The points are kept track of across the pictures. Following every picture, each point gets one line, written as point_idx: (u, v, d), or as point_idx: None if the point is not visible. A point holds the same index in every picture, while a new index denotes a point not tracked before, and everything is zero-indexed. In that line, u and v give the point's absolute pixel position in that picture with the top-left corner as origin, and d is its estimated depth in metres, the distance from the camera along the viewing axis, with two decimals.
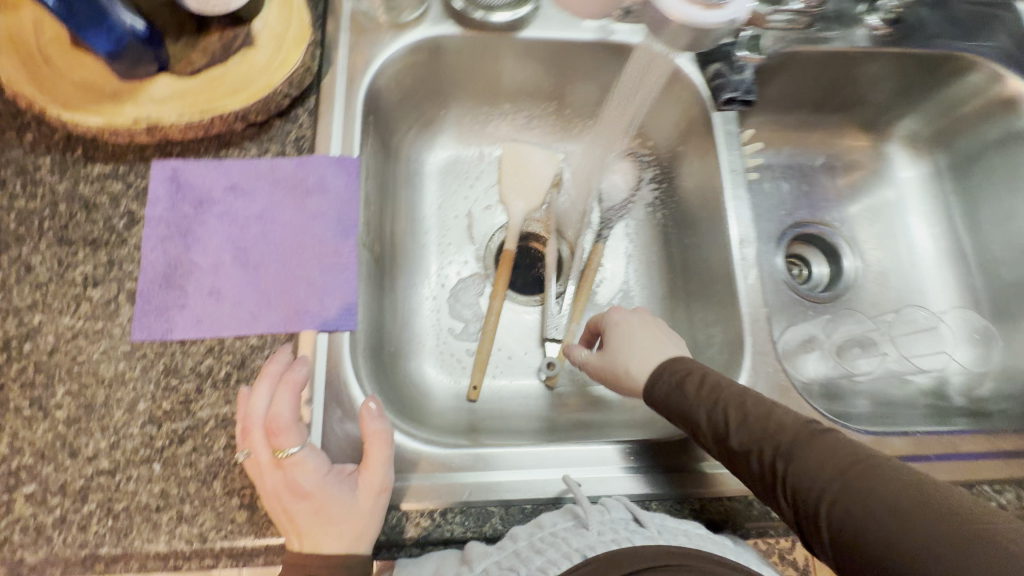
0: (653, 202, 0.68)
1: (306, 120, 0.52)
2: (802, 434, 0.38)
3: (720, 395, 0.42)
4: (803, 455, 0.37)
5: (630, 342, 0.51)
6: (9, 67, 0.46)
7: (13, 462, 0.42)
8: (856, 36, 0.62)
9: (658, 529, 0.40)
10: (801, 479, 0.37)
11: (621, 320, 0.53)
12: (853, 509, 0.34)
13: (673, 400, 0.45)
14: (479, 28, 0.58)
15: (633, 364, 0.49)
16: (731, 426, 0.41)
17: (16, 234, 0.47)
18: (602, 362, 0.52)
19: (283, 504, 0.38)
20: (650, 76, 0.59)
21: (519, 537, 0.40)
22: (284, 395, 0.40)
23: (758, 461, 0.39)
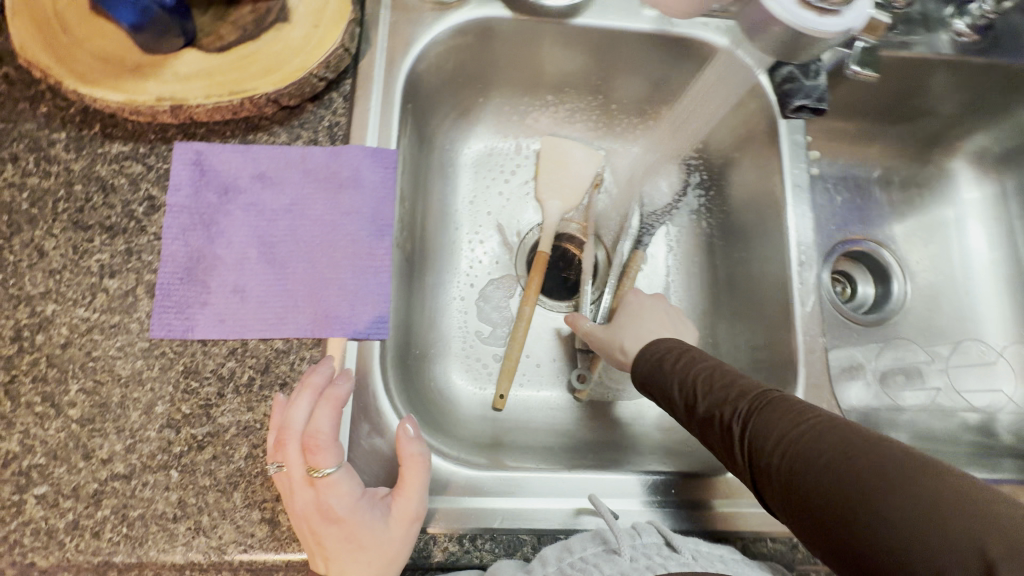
0: (698, 210, 0.63)
1: (341, 106, 0.48)
2: (760, 396, 0.39)
3: (694, 366, 0.44)
4: (763, 412, 0.37)
5: (637, 321, 0.53)
6: (23, 33, 0.42)
7: (25, 461, 0.40)
8: (939, 43, 0.57)
9: (693, 556, 0.38)
10: (758, 434, 0.37)
11: (639, 298, 0.56)
12: (799, 454, 0.33)
13: (652, 373, 0.46)
14: (530, 11, 0.53)
15: (628, 340, 0.52)
16: (700, 390, 0.42)
17: (28, 215, 0.43)
18: (599, 334, 0.54)
19: (312, 527, 0.35)
20: (725, 87, 0.58)
21: (548, 562, 0.38)
22: (325, 411, 0.37)
23: (720, 424, 0.40)
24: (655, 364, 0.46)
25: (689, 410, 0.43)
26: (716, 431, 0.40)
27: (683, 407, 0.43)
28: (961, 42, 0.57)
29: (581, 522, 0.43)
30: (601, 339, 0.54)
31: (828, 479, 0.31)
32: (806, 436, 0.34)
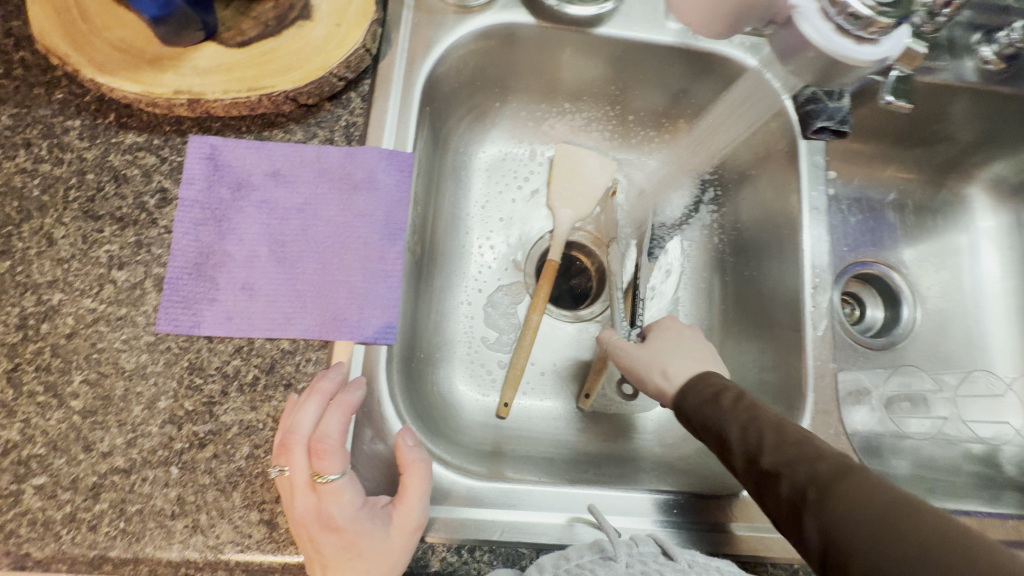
0: (711, 225, 0.63)
1: (358, 106, 0.48)
2: (843, 465, 0.32)
3: (760, 420, 0.37)
4: (852, 500, 0.30)
5: (678, 345, 0.49)
6: (42, 18, 0.41)
7: (24, 450, 0.39)
8: (963, 71, 0.56)
9: (688, 563, 0.38)
10: (842, 527, 0.30)
11: (677, 329, 0.52)
12: (890, 573, 0.27)
13: (701, 411, 0.41)
14: (554, 19, 0.52)
15: (672, 367, 0.47)
16: (764, 447, 0.35)
17: (39, 202, 0.43)
18: (633, 355, 0.50)
19: (310, 534, 0.35)
20: (752, 102, 0.57)
21: (545, 568, 0.37)
22: (336, 417, 0.37)
23: (789, 488, 0.33)
24: (711, 408, 0.40)
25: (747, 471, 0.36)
26: (780, 503, 0.34)
27: (738, 461, 0.37)
28: (986, 70, 0.56)
29: (579, 533, 0.43)
30: (632, 361, 0.50)
31: None
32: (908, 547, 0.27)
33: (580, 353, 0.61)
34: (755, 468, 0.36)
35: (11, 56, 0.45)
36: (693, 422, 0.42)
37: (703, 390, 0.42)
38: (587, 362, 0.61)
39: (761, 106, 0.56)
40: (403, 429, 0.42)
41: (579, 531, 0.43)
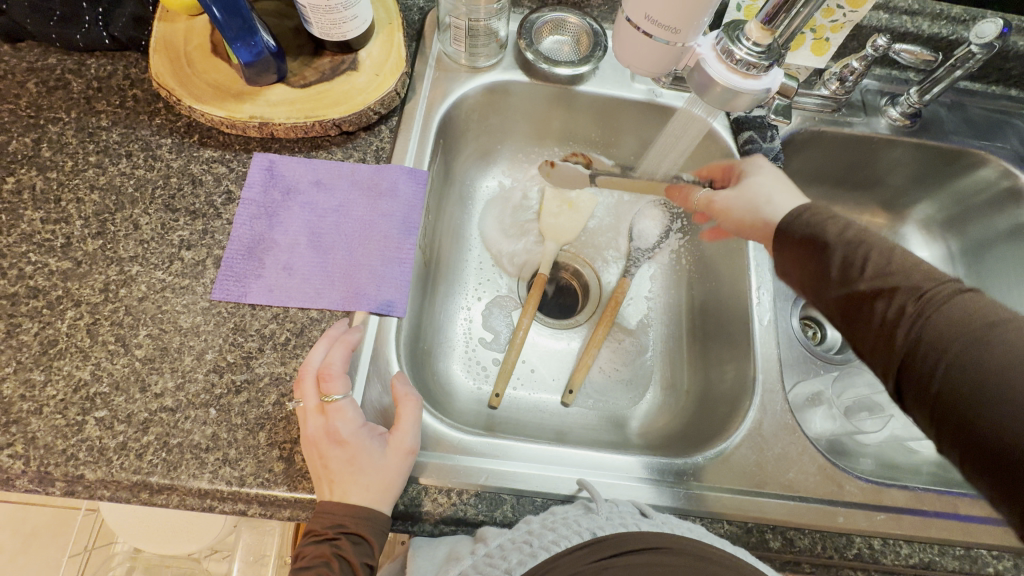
0: (679, 249, 0.74)
1: (387, 136, 0.60)
2: (943, 296, 0.37)
3: (859, 255, 0.40)
4: (943, 313, 0.36)
5: (776, 184, 0.51)
6: (158, 64, 0.55)
7: (93, 388, 0.47)
8: (877, 124, 0.69)
9: (663, 519, 0.43)
10: (931, 332, 0.36)
11: (771, 164, 0.53)
12: (944, 375, 0.34)
13: (802, 244, 0.44)
14: (544, 78, 0.67)
15: (775, 196, 0.49)
16: (866, 266, 0.40)
17: (132, 197, 0.55)
18: (737, 194, 0.52)
19: (320, 450, 0.43)
20: (687, 134, 0.67)
21: (533, 520, 0.43)
22: (340, 350, 0.47)
23: (885, 308, 0.38)
24: (808, 246, 0.43)
25: (838, 301, 0.41)
26: (872, 332, 0.39)
27: (830, 286, 0.41)
28: (896, 126, 0.69)
29: (561, 487, 0.49)
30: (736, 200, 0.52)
31: (979, 391, 0.33)
32: (983, 350, 0.33)
33: (564, 354, 0.68)
34: (845, 294, 0.41)
35: (127, 92, 0.59)
36: (795, 245, 0.44)
37: (810, 215, 0.45)
38: (571, 363, 0.68)
39: (693, 129, 0.66)
40: (397, 373, 0.51)
41: (560, 483, 0.49)
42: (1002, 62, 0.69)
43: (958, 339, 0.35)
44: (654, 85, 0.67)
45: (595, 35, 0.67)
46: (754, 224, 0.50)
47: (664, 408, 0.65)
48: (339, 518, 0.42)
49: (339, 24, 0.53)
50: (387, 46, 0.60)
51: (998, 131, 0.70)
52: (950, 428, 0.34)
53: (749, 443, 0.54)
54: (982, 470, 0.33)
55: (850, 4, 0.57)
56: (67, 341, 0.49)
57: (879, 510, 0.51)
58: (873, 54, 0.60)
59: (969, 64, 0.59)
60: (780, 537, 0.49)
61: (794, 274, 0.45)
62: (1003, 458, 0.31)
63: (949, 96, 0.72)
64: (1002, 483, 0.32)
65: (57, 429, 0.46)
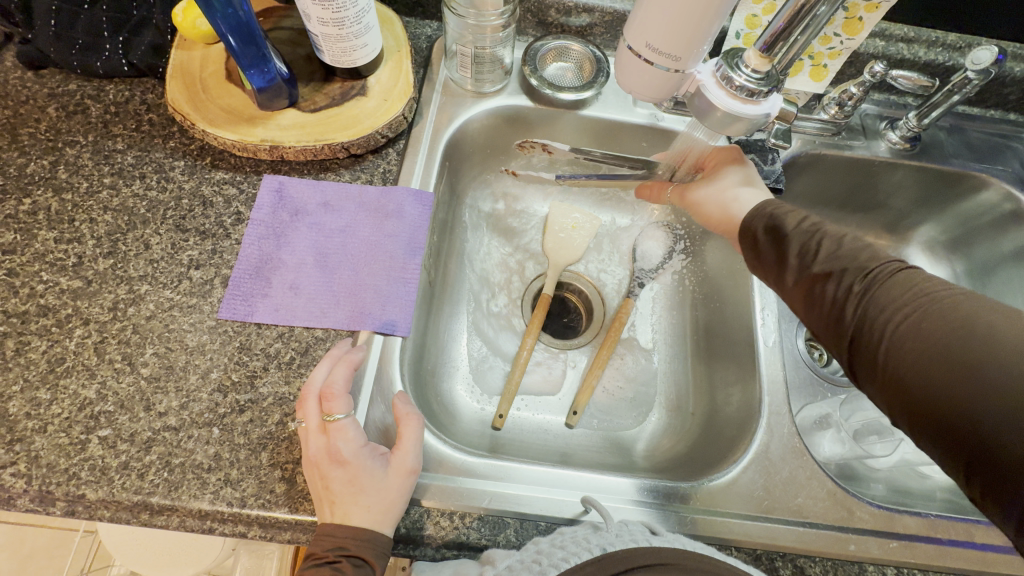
0: (682, 270, 0.74)
1: (394, 159, 0.62)
2: (884, 274, 0.40)
3: (813, 242, 0.44)
4: (886, 288, 0.39)
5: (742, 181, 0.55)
6: (175, 90, 0.57)
7: (97, 407, 0.47)
8: (877, 147, 0.70)
9: (673, 536, 0.43)
10: (875, 306, 0.39)
11: (742, 157, 0.57)
12: (887, 347, 0.37)
13: (765, 234, 0.47)
14: (548, 102, 0.68)
15: (745, 196, 0.54)
16: (817, 252, 0.43)
17: (144, 217, 0.56)
18: (709, 190, 0.57)
19: (321, 469, 0.43)
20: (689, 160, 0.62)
21: (540, 541, 0.42)
22: (343, 369, 0.47)
23: (835, 288, 0.42)
24: (769, 236, 0.47)
25: (795, 281, 0.44)
26: (825, 312, 0.42)
27: (788, 272, 0.45)
28: (896, 149, 0.70)
29: (564, 510, 0.48)
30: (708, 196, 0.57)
31: (919, 356, 0.36)
32: (922, 318, 0.37)
33: (569, 374, 0.68)
34: (802, 277, 0.44)
35: (143, 116, 0.61)
36: (760, 238, 0.47)
37: (771, 210, 0.48)
38: (576, 383, 0.68)
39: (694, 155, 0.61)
40: (400, 391, 0.51)
41: (564, 506, 0.48)
42: (1000, 87, 0.70)
43: (899, 311, 0.38)
44: (656, 110, 0.69)
45: (597, 61, 0.69)
46: (721, 219, 0.55)
47: (669, 431, 0.64)
48: (341, 539, 0.42)
49: (349, 52, 0.55)
50: (395, 73, 0.62)
51: (999, 154, 0.70)
52: (896, 395, 0.37)
53: (755, 467, 0.53)
54: (932, 434, 0.35)
55: (847, 32, 0.59)
56: (75, 359, 0.49)
57: (892, 538, 0.50)
58: (871, 80, 0.61)
59: (966, 89, 0.60)
60: (789, 564, 0.48)
61: (754, 263, 0.48)
62: (942, 417, 0.34)
63: (947, 120, 0.72)
64: (943, 442, 0.34)
65: (60, 448, 0.46)
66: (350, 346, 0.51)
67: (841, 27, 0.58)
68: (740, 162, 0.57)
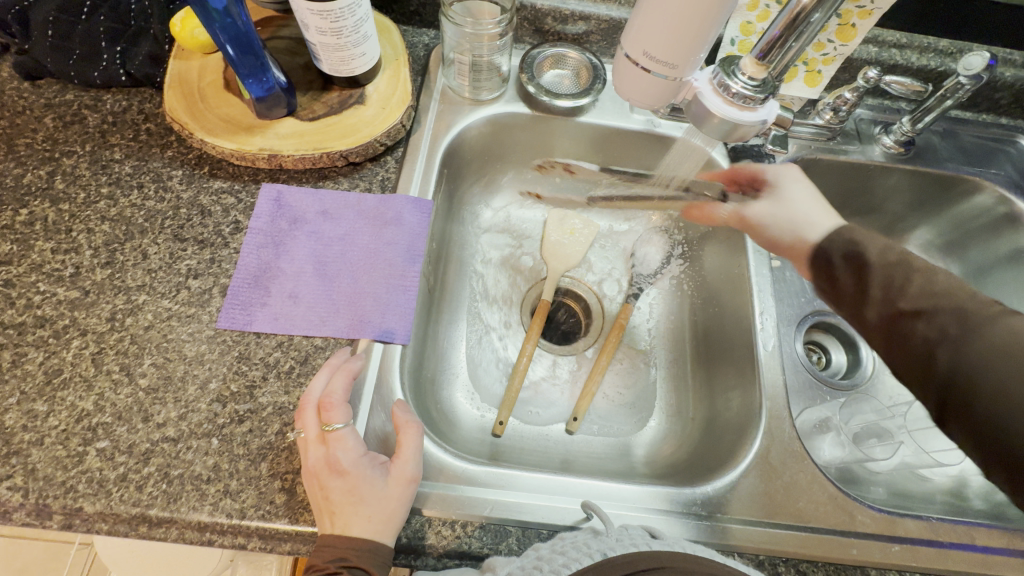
0: (680, 275, 0.74)
1: (392, 167, 0.62)
2: (978, 316, 0.40)
3: (899, 278, 0.43)
4: (983, 335, 0.39)
5: (801, 199, 0.53)
6: (173, 99, 0.57)
7: (95, 418, 0.47)
8: (871, 151, 0.70)
9: (675, 540, 0.42)
10: (972, 355, 0.39)
11: (803, 178, 0.55)
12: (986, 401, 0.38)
13: (845, 263, 0.46)
14: (546, 110, 0.68)
15: (814, 216, 0.51)
16: (906, 288, 0.42)
17: (142, 227, 0.55)
18: (775, 211, 0.53)
19: (321, 479, 0.43)
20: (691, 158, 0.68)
21: (541, 547, 0.42)
22: (341, 378, 0.47)
23: (925, 327, 0.41)
24: (849, 267, 0.46)
25: (882, 323, 0.43)
26: (913, 355, 0.42)
27: (871, 305, 0.44)
28: (890, 153, 0.70)
29: (566, 517, 0.48)
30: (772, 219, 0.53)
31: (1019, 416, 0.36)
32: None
33: (569, 380, 0.68)
34: (891, 313, 0.43)
35: (141, 126, 0.61)
36: (836, 263, 0.47)
37: (852, 237, 0.47)
38: (576, 388, 0.67)
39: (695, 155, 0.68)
40: (399, 399, 0.51)
41: (566, 513, 0.48)
42: (992, 91, 0.71)
43: (1002, 364, 0.37)
44: (652, 116, 0.69)
45: (594, 68, 0.69)
46: (789, 244, 0.52)
47: (669, 436, 0.64)
48: (342, 550, 0.41)
49: (347, 61, 0.55)
50: (393, 81, 0.62)
51: (992, 158, 0.71)
52: (988, 446, 0.38)
53: (756, 471, 0.53)
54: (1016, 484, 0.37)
55: (840, 39, 0.59)
56: (72, 370, 0.49)
57: (893, 541, 0.50)
58: (865, 85, 0.61)
59: (959, 94, 0.61)
60: (792, 570, 0.48)
61: (830, 290, 0.47)
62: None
63: (940, 124, 0.73)
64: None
65: (57, 460, 0.45)
66: (349, 354, 0.51)
67: (835, 34, 0.59)
68: (794, 178, 0.54)
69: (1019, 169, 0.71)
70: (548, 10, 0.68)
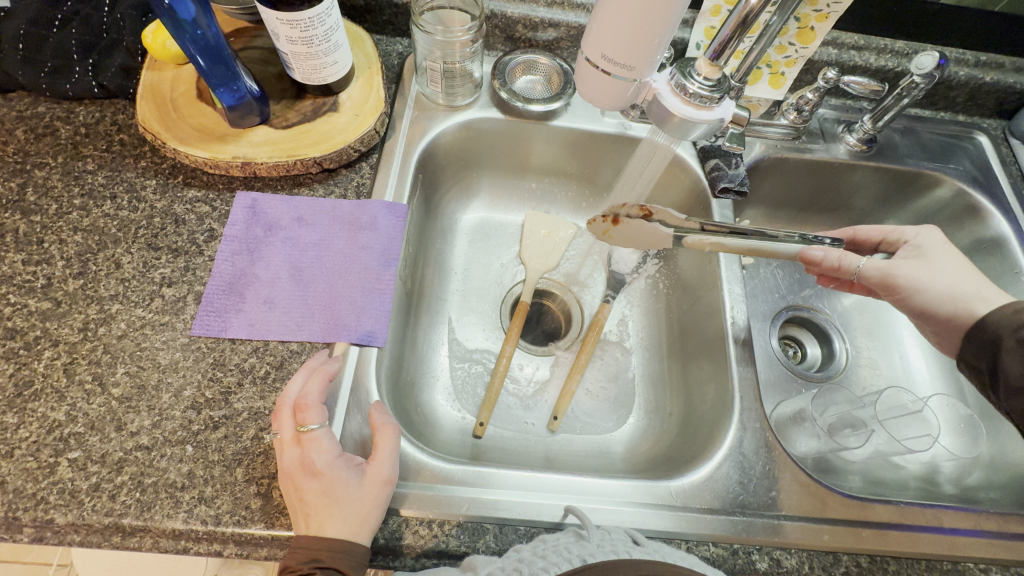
0: (655, 275, 0.76)
1: (368, 173, 0.63)
2: None
3: None
4: None
5: (958, 269, 0.52)
6: (145, 110, 0.58)
7: (67, 429, 0.47)
8: (836, 149, 0.73)
9: (653, 546, 0.43)
10: None
11: (949, 243, 0.54)
12: None
13: (1017, 347, 0.45)
14: (519, 114, 0.70)
15: (984, 290, 0.50)
16: None
17: (115, 237, 0.56)
18: (926, 275, 0.52)
19: (297, 481, 0.43)
20: (650, 166, 0.69)
21: (523, 548, 0.42)
22: (317, 380, 0.48)
23: None
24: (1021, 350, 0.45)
25: None
26: None
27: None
28: (853, 150, 0.73)
29: (546, 515, 0.48)
30: (931, 284, 0.52)
31: None
32: None
33: (549, 381, 0.68)
34: None
35: (114, 137, 0.61)
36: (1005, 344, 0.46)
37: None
38: (557, 388, 0.68)
39: (656, 160, 0.68)
40: (377, 401, 0.51)
41: (545, 510, 0.49)
42: (947, 90, 0.74)
43: None
44: (624, 119, 0.70)
45: (565, 74, 0.71)
46: (955, 313, 0.50)
47: (648, 432, 0.65)
48: (317, 553, 0.41)
49: (319, 69, 0.56)
50: (366, 88, 0.63)
51: (951, 154, 0.74)
52: None
53: (731, 462, 0.54)
54: None
55: (800, 41, 0.61)
56: (43, 382, 0.48)
57: (865, 527, 0.51)
58: (826, 86, 0.63)
59: (914, 92, 0.63)
60: (766, 558, 0.49)
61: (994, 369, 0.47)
62: None
63: (901, 122, 0.76)
64: None
65: (27, 472, 0.45)
66: (325, 356, 0.51)
67: (795, 37, 0.61)
68: (943, 247, 0.54)
69: (977, 164, 0.73)
70: (518, 18, 0.70)
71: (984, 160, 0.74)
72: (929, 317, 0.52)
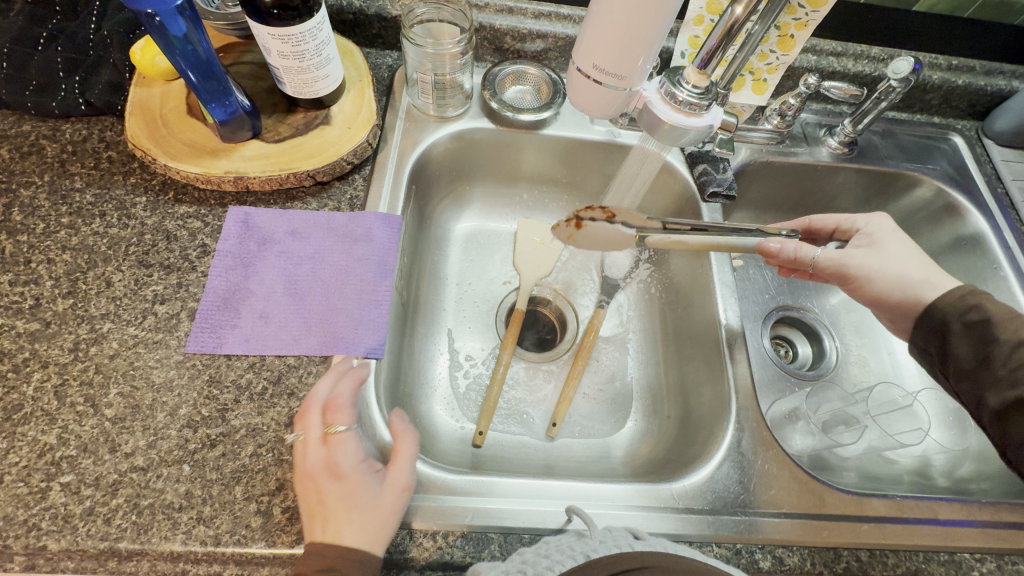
0: (647, 279, 0.77)
1: (361, 185, 0.63)
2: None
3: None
4: None
5: (906, 254, 0.53)
6: (134, 127, 0.57)
7: (58, 452, 0.45)
8: (819, 153, 0.74)
9: (655, 539, 0.43)
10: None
11: (898, 230, 0.56)
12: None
13: (964, 330, 0.48)
14: (509, 124, 0.70)
15: (930, 275, 0.51)
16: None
17: (105, 254, 0.55)
18: (878, 262, 0.53)
19: (320, 480, 0.43)
20: (644, 169, 0.68)
21: (527, 551, 0.42)
22: (348, 381, 0.48)
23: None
24: (970, 332, 0.48)
25: (1002, 406, 0.46)
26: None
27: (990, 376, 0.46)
28: (836, 153, 0.75)
29: (550, 522, 0.48)
30: (881, 271, 0.53)
31: None
32: None
33: (547, 387, 0.69)
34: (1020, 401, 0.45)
35: (102, 154, 0.60)
36: (953, 328, 0.48)
37: (977, 303, 0.48)
38: (554, 394, 0.68)
39: (648, 165, 0.68)
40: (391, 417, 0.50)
41: (546, 518, 0.48)
42: (923, 93, 0.77)
43: None
44: (613, 127, 0.72)
45: (553, 84, 0.72)
46: (906, 299, 0.51)
47: (647, 435, 0.66)
48: (332, 560, 0.40)
49: (310, 83, 0.56)
50: (358, 101, 0.63)
51: (928, 155, 0.76)
52: None
53: (730, 462, 0.54)
54: None
55: (781, 49, 0.63)
56: (33, 405, 0.47)
57: (863, 521, 0.52)
58: (807, 91, 0.65)
59: (891, 96, 0.65)
60: (769, 556, 0.50)
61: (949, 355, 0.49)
62: None
63: (880, 124, 0.78)
64: None
65: (17, 498, 0.44)
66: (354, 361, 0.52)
67: (776, 45, 0.63)
68: (893, 234, 0.55)
69: (953, 164, 0.76)
70: (506, 30, 0.71)
71: (960, 160, 0.76)
72: (880, 304, 0.53)
